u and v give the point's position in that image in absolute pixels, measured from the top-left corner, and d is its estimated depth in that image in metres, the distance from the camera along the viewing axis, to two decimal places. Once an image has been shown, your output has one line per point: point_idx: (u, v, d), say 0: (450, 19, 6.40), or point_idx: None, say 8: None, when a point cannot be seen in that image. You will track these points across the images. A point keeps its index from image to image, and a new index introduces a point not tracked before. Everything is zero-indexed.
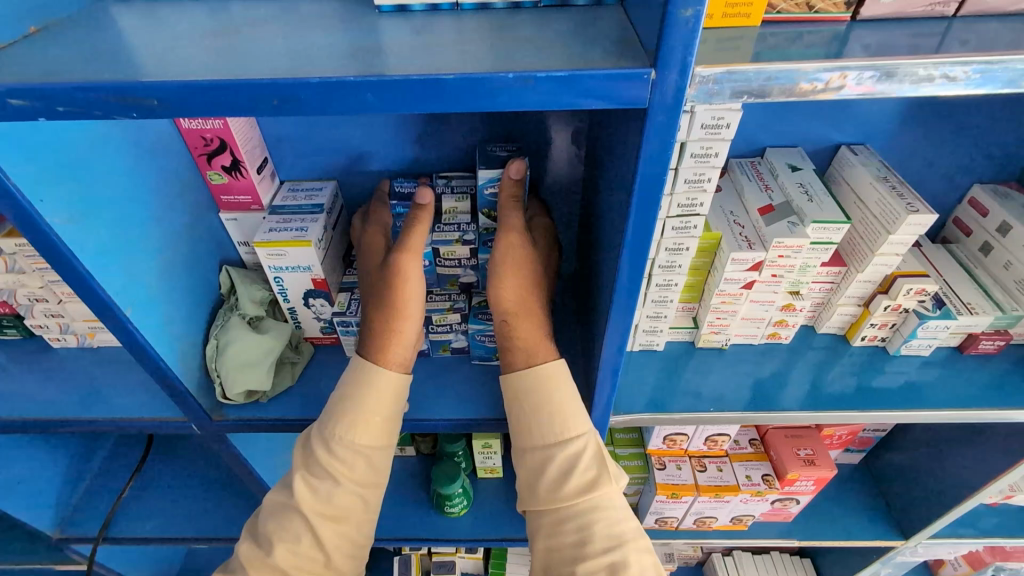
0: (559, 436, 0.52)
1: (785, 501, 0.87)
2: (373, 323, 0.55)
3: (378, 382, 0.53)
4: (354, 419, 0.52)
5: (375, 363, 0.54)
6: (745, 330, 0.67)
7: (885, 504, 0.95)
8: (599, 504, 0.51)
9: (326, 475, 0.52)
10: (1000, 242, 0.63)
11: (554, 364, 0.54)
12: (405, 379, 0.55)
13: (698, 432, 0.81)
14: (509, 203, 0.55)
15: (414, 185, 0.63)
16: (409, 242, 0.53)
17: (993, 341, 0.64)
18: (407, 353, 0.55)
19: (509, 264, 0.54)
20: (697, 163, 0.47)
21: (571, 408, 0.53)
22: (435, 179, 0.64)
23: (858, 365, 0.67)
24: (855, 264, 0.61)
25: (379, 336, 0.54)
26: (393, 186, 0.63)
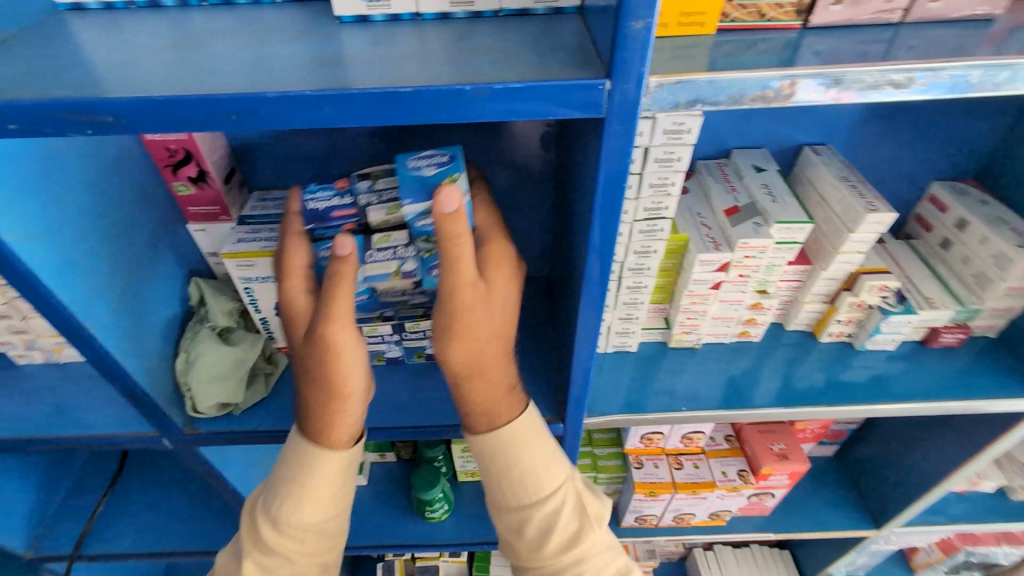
0: (533, 495, 0.50)
1: (761, 495, 0.88)
2: (311, 401, 0.49)
3: (322, 466, 0.49)
4: (298, 500, 0.48)
5: (319, 446, 0.49)
6: (716, 329, 0.68)
7: (858, 494, 0.97)
8: (585, 558, 0.49)
9: (275, 553, 0.49)
10: (958, 237, 0.65)
11: (519, 423, 0.50)
12: (353, 454, 0.51)
13: (673, 430, 0.82)
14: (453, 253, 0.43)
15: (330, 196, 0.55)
16: (334, 309, 0.45)
17: (953, 333, 0.66)
18: (353, 428, 0.50)
19: (460, 325, 0.45)
20: (660, 167, 0.48)
21: (539, 467, 0.50)
22: (356, 181, 0.56)
23: (825, 360, 0.69)
24: (819, 262, 0.62)
25: (319, 416, 0.49)
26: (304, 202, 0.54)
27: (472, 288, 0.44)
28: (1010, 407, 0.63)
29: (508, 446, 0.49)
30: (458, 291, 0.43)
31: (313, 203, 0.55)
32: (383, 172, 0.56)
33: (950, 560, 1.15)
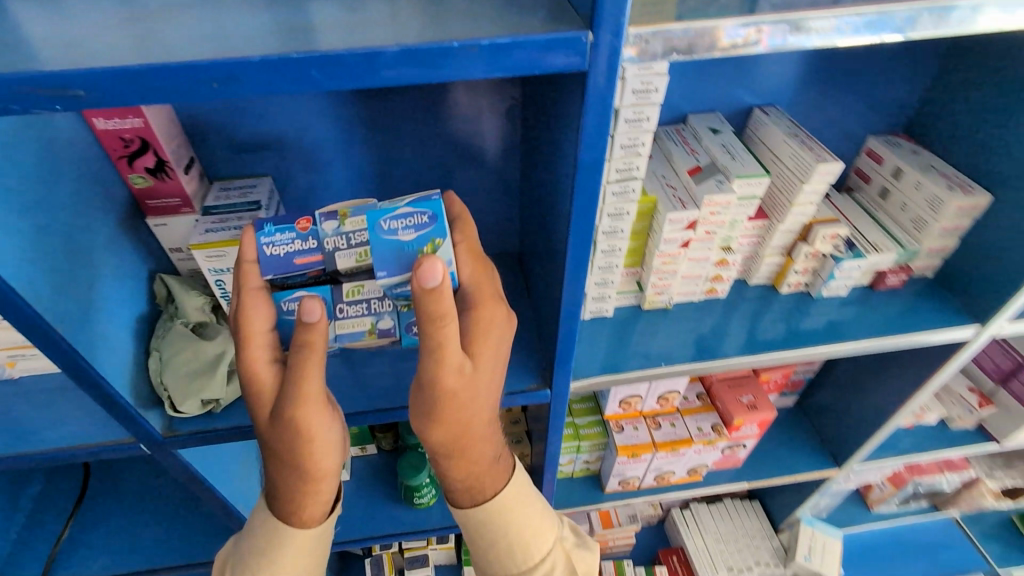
0: (522, 565, 0.54)
1: (734, 447, 0.93)
2: (283, 483, 0.50)
3: (297, 540, 0.52)
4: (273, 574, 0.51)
5: (293, 521, 0.51)
6: (686, 288, 0.72)
7: (819, 438, 1.04)
8: None
9: None
10: (895, 186, 0.70)
11: (504, 497, 0.54)
12: (326, 526, 0.53)
13: (651, 392, 0.85)
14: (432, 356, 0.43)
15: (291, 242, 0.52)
16: (303, 398, 0.46)
17: (897, 275, 0.72)
18: (325, 503, 0.52)
19: (442, 418, 0.47)
20: (631, 127, 0.50)
21: (530, 538, 0.55)
22: (322, 229, 0.52)
23: (786, 311, 0.73)
24: (776, 216, 0.66)
25: (292, 497, 0.50)
26: (261, 246, 0.51)
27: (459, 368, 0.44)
28: (950, 337, 0.69)
29: (497, 518, 0.54)
30: (443, 373, 0.43)
31: (273, 250, 0.51)
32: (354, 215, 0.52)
33: (903, 492, 1.25)
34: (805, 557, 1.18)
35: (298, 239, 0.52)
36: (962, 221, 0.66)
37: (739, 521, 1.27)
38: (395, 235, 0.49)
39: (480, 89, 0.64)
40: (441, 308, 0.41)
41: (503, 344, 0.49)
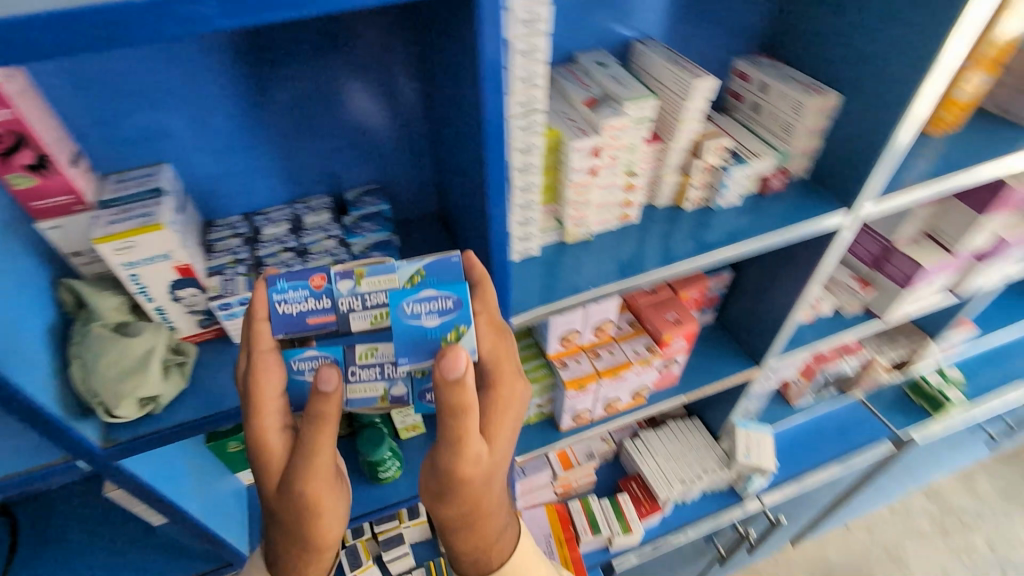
0: None
1: (668, 364, 1.01)
2: (286, 551, 0.56)
3: None
4: None
5: None
6: (602, 217, 0.76)
7: (739, 344, 1.15)
8: None
9: None
10: (763, 99, 0.79)
11: (506, 566, 0.61)
12: None
13: (586, 324, 0.91)
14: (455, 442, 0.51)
15: (304, 297, 0.54)
16: (311, 476, 0.52)
17: (778, 177, 0.81)
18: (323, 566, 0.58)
19: (456, 495, 0.55)
20: (525, 59, 0.53)
21: None
22: (334, 280, 0.54)
23: (693, 225, 0.81)
24: (668, 136, 0.72)
25: (294, 561, 0.56)
26: (273, 297, 0.54)
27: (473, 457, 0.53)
28: (825, 223, 0.80)
29: None
30: (459, 464, 0.52)
31: (284, 307, 0.54)
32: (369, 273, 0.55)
33: (817, 383, 1.42)
34: (746, 456, 1.30)
35: (310, 289, 0.54)
36: (822, 120, 0.76)
37: (684, 440, 1.39)
38: (419, 321, 0.54)
39: (365, 82, 0.69)
40: (462, 406, 0.49)
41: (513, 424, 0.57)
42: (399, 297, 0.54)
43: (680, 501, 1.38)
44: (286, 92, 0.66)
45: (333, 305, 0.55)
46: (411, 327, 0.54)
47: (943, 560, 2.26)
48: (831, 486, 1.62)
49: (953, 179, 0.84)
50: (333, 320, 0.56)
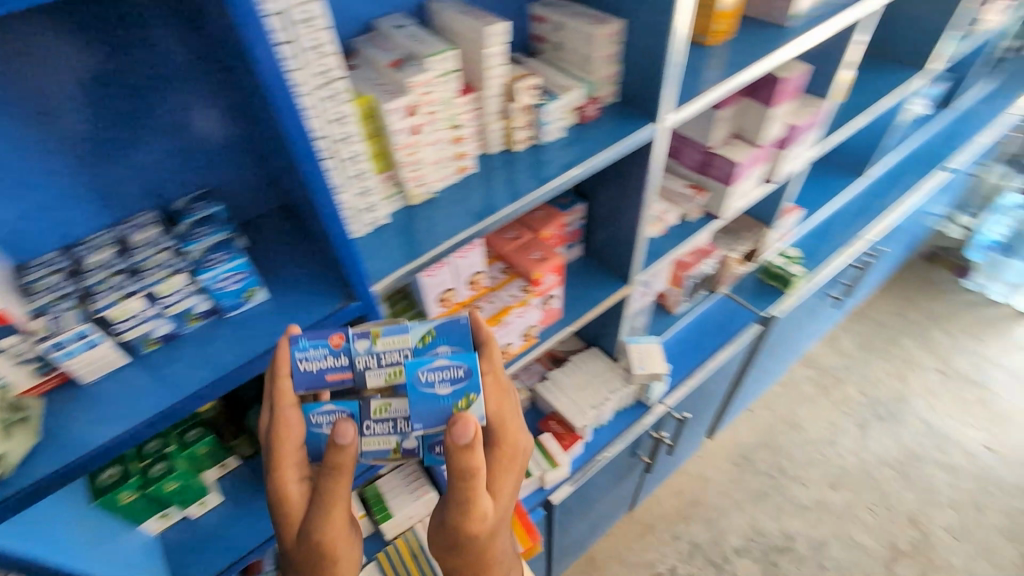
0: None
1: (548, 300, 1.09)
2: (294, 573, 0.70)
3: None
4: None
5: None
6: (441, 173, 0.80)
7: (609, 268, 1.26)
8: None
9: None
10: (562, 38, 0.87)
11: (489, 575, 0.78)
12: None
13: (459, 281, 0.96)
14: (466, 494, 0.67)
15: (316, 360, 0.67)
16: (326, 518, 0.65)
17: (592, 106, 0.89)
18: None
19: (460, 532, 0.70)
20: (310, 28, 0.53)
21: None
22: (350, 347, 0.67)
23: (530, 164, 0.86)
24: (480, 85, 0.77)
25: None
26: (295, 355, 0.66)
27: (482, 501, 0.69)
28: (640, 137, 0.89)
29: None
30: (470, 510, 0.68)
31: (306, 364, 0.67)
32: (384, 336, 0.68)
33: (688, 284, 1.61)
34: (640, 367, 1.43)
35: (326, 352, 0.67)
36: (612, 47, 0.85)
37: (588, 370, 1.50)
38: (431, 383, 0.67)
39: (190, 98, 0.72)
40: (474, 466, 0.64)
41: (506, 469, 0.74)
42: (417, 363, 0.67)
43: (597, 426, 1.49)
44: (118, 95, 0.67)
45: (349, 363, 0.68)
46: (425, 391, 0.67)
47: (828, 413, 2.63)
48: (722, 377, 1.81)
49: (736, 79, 0.96)
50: (349, 376, 0.69)
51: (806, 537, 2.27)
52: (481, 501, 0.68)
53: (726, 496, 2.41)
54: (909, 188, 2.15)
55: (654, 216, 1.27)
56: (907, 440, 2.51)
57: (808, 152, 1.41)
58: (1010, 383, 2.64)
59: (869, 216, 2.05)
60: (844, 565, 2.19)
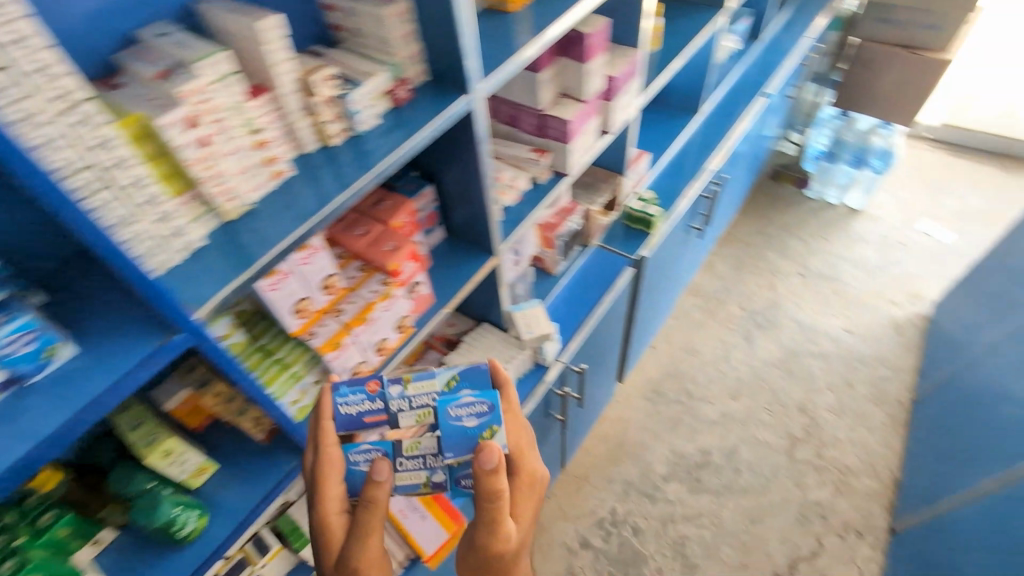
0: None
1: (413, 288, 1.09)
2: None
3: None
4: None
5: None
6: (253, 183, 0.76)
7: (473, 243, 1.28)
8: None
9: None
10: (354, 23, 0.86)
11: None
12: None
13: (313, 288, 0.93)
14: (496, 516, 0.87)
15: (357, 403, 0.94)
16: (364, 535, 0.85)
17: (401, 88, 0.89)
18: None
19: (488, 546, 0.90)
20: (23, 48, 0.49)
21: None
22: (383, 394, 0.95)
23: (354, 156, 0.85)
24: (272, 84, 0.74)
25: None
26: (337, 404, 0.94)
27: (505, 522, 0.89)
28: (457, 108, 0.90)
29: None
30: (498, 529, 0.89)
31: (346, 409, 0.94)
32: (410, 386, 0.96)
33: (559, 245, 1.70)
34: (528, 332, 1.48)
35: (367, 399, 0.94)
36: (408, 25, 0.86)
37: (482, 347, 1.53)
38: (459, 417, 0.93)
39: None
40: (498, 489, 0.85)
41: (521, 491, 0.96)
42: (446, 402, 0.93)
43: None
44: None
45: (383, 406, 0.96)
46: (453, 425, 0.93)
47: (718, 333, 2.88)
48: (612, 324, 1.92)
49: (534, 45, 1.02)
50: (383, 416, 0.96)
51: (719, 448, 2.49)
52: (506, 522, 0.89)
53: (646, 431, 2.57)
54: (739, 117, 2.36)
55: (503, 187, 1.31)
56: (785, 340, 2.81)
57: (634, 99, 1.51)
58: (855, 271, 3.03)
59: (709, 148, 2.23)
60: (754, 463, 2.43)
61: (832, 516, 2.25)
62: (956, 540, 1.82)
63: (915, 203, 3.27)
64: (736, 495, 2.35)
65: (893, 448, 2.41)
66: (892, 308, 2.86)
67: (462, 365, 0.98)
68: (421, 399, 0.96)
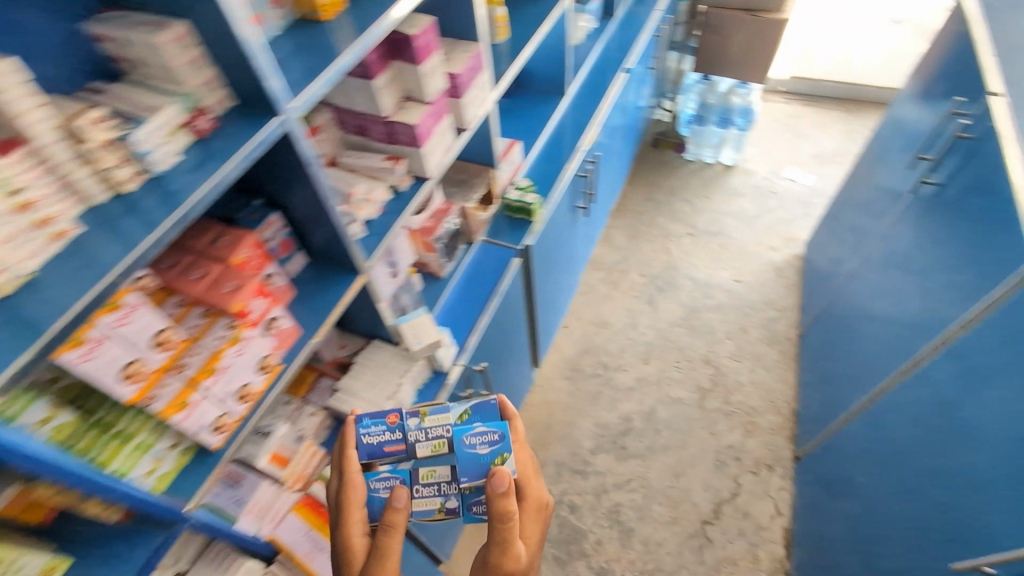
0: None
1: (270, 324, 1.03)
2: None
3: None
4: None
5: None
6: (27, 249, 0.67)
7: (337, 264, 1.23)
8: None
9: None
10: (132, 55, 0.80)
11: None
12: None
13: (144, 348, 0.83)
14: (510, 545, 1.04)
15: (378, 432, 1.22)
16: (383, 552, 1.04)
17: (201, 119, 0.83)
18: None
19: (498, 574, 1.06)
20: None
21: None
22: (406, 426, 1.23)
23: (159, 198, 0.77)
24: (26, 136, 0.67)
25: None
26: (362, 433, 1.21)
27: (515, 543, 1.04)
28: (271, 132, 0.84)
29: None
30: (509, 549, 1.03)
31: (368, 436, 1.22)
32: (428, 422, 1.24)
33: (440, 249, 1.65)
34: (417, 342, 1.44)
35: (390, 429, 1.22)
36: (191, 50, 0.80)
37: (373, 365, 1.47)
38: (473, 445, 1.18)
39: None
40: (508, 510, 1.03)
41: (531, 521, 1.15)
42: (463, 431, 1.18)
43: None
44: None
45: (402, 437, 1.23)
46: (467, 452, 1.17)
47: (623, 302, 2.97)
48: (510, 316, 1.93)
49: (341, 61, 0.96)
50: (402, 446, 1.23)
51: (638, 413, 2.59)
52: (516, 543, 1.04)
53: (568, 410, 2.62)
54: (606, 92, 2.42)
55: (362, 203, 1.25)
56: (684, 299, 2.96)
57: (485, 91, 1.50)
58: (736, 224, 3.24)
59: (580, 129, 2.28)
60: (671, 421, 2.55)
61: (745, 456, 2.42)
62: (843, 455, 2.02)
63: (779, 153, 3.54)
64: (659, 455, 2.45)
65: (788, 382, 2.62)
66: (771, 253, 3.09)
67: (474, 403, 1.26)
68: (436, 429, 1.23)
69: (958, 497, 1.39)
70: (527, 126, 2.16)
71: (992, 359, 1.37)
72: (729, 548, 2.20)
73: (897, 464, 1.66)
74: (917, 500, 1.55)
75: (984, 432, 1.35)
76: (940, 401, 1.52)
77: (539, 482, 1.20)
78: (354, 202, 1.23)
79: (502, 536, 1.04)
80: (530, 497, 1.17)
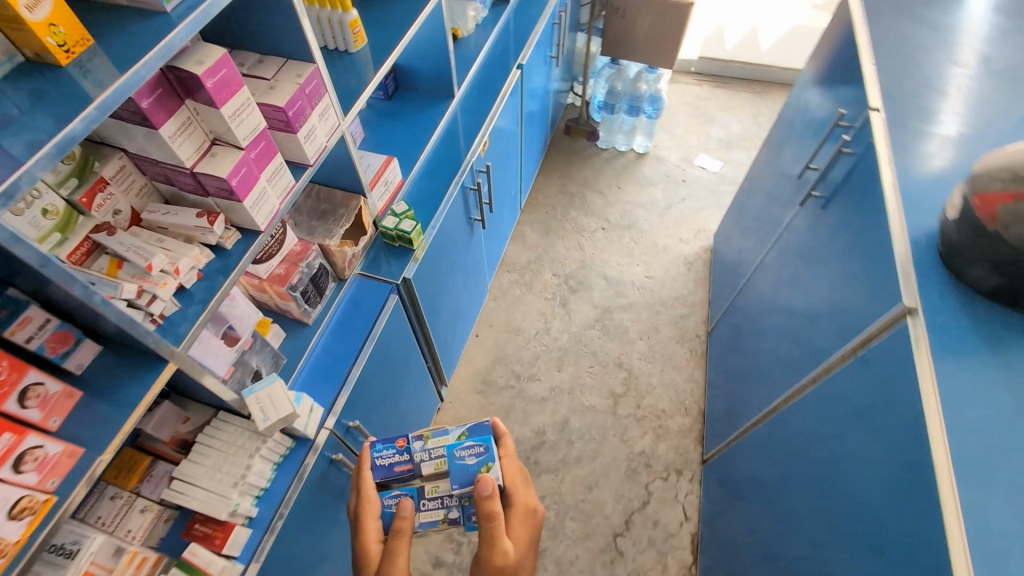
0: None
1: (25, 455, 0.83)
2: None
3: None
4: None
5: None
6: None
7: (139, 352, 1.03)
8: None
9: None
10: None
11: None
12: None
13: None
14: (496, 540, 1.18)
15: (388, 454, 1.43)
16: (394, 555, 1.20)
17: None
18: None
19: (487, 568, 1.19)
20: None
21: None
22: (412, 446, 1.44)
23: None
24: None
25: None
26: (376, 457, 1.43)
27: (502, 541, 1.18)
28: None
29: None
30: (495, 545, 1.16)
31: (378, 458, 1.43)
32: (428, 440, 1.43)
33: (298, 297, 1.44)
34: (265, 419, 1.24)
35: (398, 452, 1.43)
36: None
37: (221, 445, 1.26)
38: (465, 458, 1.36)
39: None
40: (493, 505, 1.19)
41: (521, 524, 1.30)
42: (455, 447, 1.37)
43: (258, 495, 1.29)
44: None
45: (409, 457, 1.43)
46: (459, 465, 1.34)
47: (537, 306, 2.85)
48: (394, 352, 1.76)
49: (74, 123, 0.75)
50: (409, 464, 1.43)
51: (552, 424, 2.52)
52: (505, 541, 1.18)
53: None
54: (499, 92, 2.21)
55: (164, 277, 1.02)
56: (597, 299, 2.87)
57: (331, 114, 1.28)
58: (649, 216, 3.17)
59: (471, 135, 2.07)
60: (584, 430, 2.50)
61: (655, 462, 2.41)
62: (742, 463, 2.02)
63: (691, 139, 3.47)
64: (572, 467, 2.40)
65: (697, 382, 2.63)
66: (683, 246, 3.05)
67: (470, 424, 1.43)
68: (437, 450, 1.42)
69: (863, 519, 1.24)
70: (411, 139, 1.94)
71: (891, 363, 1.24)
72: (639, 559, 2.20)
73: (784, 484, 1.66)
74: (815, 517, 1.46)
75: (868, 460, 1.26)
76: (821, 430, 1.48)
77: (526, 491, 1.36)
78: (153, 276, 1.01)
79: (488, 529, 1.20)
80: (519, 503, 1.32)
